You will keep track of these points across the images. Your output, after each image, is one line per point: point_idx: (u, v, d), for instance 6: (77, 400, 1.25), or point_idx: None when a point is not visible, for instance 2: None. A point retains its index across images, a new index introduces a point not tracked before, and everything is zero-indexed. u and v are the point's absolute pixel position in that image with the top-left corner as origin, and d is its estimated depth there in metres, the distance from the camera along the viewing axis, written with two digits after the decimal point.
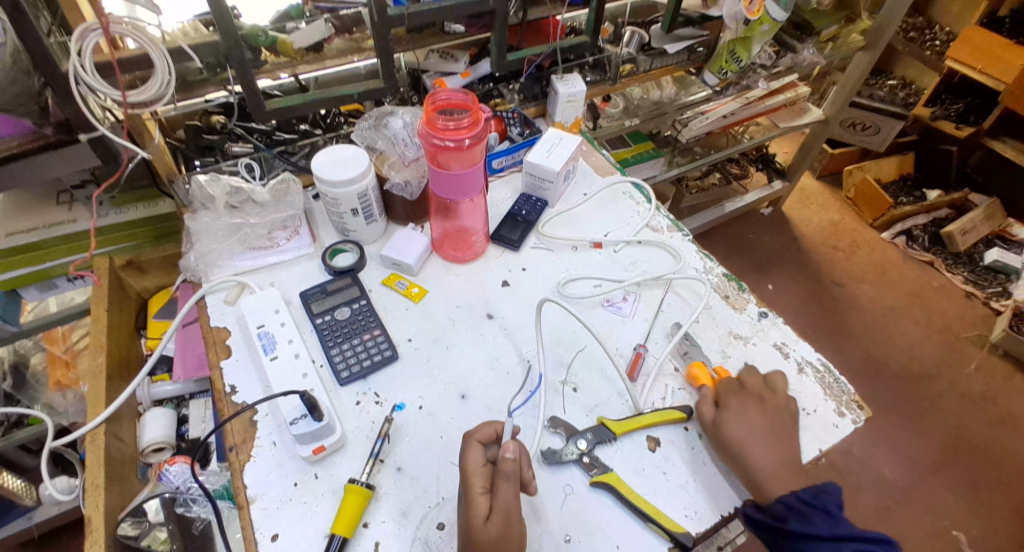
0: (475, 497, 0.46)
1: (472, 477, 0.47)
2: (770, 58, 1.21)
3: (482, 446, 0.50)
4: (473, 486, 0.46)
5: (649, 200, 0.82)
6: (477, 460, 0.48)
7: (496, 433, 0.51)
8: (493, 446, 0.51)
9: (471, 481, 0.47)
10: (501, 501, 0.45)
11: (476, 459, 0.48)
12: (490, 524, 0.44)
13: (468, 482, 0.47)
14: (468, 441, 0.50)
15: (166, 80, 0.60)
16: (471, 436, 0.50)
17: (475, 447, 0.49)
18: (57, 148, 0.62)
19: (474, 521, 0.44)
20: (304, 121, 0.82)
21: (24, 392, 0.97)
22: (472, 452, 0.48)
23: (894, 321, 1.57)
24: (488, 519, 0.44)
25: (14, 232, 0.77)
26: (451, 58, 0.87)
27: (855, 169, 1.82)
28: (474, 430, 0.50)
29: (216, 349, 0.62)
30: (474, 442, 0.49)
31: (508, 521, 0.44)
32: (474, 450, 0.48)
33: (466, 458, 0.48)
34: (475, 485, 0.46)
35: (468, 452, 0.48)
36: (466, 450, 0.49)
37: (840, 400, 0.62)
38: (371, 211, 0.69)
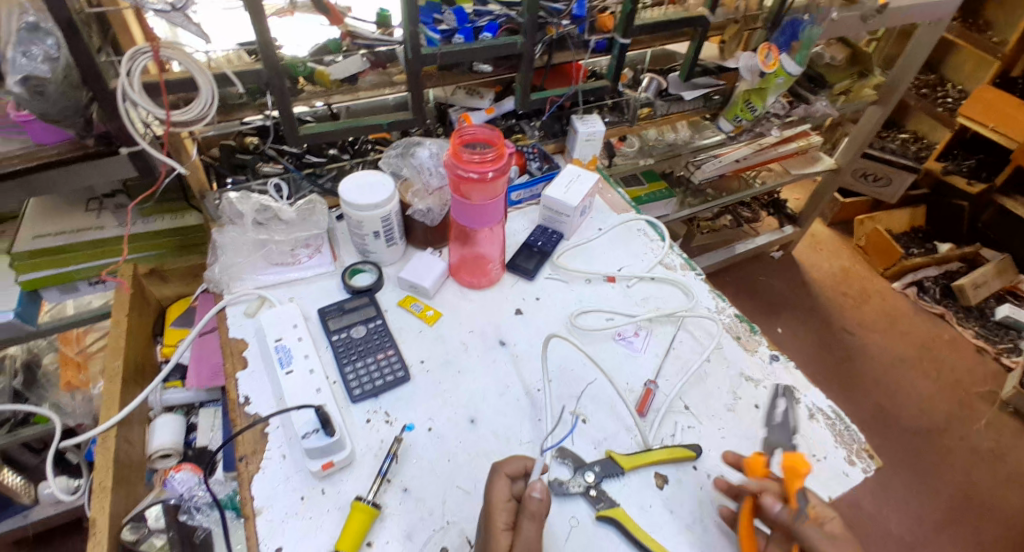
0: (498, 533, 0.45)
1: (496, 512, 0.47)
2: (783, 108, 1.25)
3: (509, 481, 0.50)
4: (497, 522, 0.46)
5: (663, 238, 0.84)
6: (503, 494, 0.48)
7: (524, 469, 0.51)
8: (520, 481, 0.50)
9: (495, 516, 0.47)
10: (523, 539, 0.44)
11: (502, 493, 0.48)
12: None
13: (491, 518, 0.46)
14: (495, 473, 0.50)
15: (210, 104, 0.64)
16: (500, 469, 0.50)
17: (502, 481, 0.49)
18: (97, 158, 0.65)
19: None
20: (333, 146, 0.85)
21: (35, 390, 0.99)
22: (499, 486, 0.48)
23: (904, 372, 1.55)
24: None
25: (41, 235, 0.81)
26: (477, 96, 0.92)
27: (866, 219, 1.83)
28: (503, 463, 0.50)
29: (233, 360, 0.63)
30: (502, 476, 0.49)
31: None
32: (501, 485, 0.48)
33: (491, 491, 0.48)
34: (498, 520, 0.46)
35: (494, 486, 0.48)
36: (493, 483, 0.49)
37: (850, 448, 0.62)
38: (391, 234, 0.71)
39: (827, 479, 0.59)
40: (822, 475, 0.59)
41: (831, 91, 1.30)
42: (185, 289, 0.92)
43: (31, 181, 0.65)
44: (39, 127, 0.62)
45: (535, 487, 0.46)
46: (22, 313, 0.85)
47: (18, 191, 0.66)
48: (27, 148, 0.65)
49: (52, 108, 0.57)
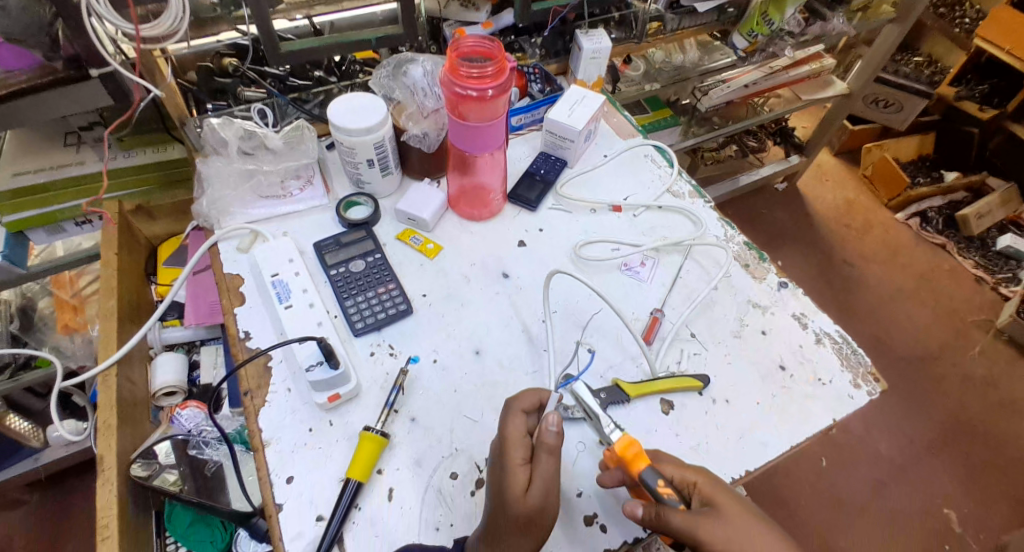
0: (515, 469, 0.45)
1: (512, 447, 0.46)
2: (798, 26, 1.16)
3: (524, 417, 0.49)
4: (513, 457, 0.46)
5: (671, 165, 0.80)
6: (519, 431, 0.47)
7: (539, 402, 0.51)
8: (534, 416, 0.50)
9: (511, 452, 0.46)
10: (541, 472, 0.44)
11: (518, 429, 0.48)
12: (530, 496, 0.43)
13: (507, 452, 0.46)
14: (510, 409, 0.50)
15: (181, 15, 0.59)
16: (515, 405, 0.49)
17: (518, 417, 0.48)
18: (69, 84, 0.61)
19: (513, 493, 0.43)
20: (318, 67, 0.79)
21: (31, 334, 0.97)
22: (515, 422, 0.48)
23: (902, 302, 1.56)
24: (527, 488, 0.44)
25: (20, 173, 0.77)
26: (472, 7, 0.83)
27: (874, 147, 1.78)
28: (517, 399, 0.50)
29: (230, 296, 0.61)
30: (518, 412, 0.49)
31: (547, 492, 0.44)
32: (516, 422, 0.48)
33: (507, 426, 0.48)
34: (515, 455, 0.46)
35: (510, 423, 0.48)
36: (508, 420, 0.48)
37: (857, 372, 0.62)
38: (386, 163, 0.67)
39: (831, 402, 0.59)
40: (827, 399, 0.60)
41: (848, 9, 1.21)
42: (174, 227, 0.88)
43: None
44: (4, 49, 0.56)
45: (550, 421, 0.45)
46: (11, 255, 0.83)
47: None
48: None
49: (10, 24, 0.52)
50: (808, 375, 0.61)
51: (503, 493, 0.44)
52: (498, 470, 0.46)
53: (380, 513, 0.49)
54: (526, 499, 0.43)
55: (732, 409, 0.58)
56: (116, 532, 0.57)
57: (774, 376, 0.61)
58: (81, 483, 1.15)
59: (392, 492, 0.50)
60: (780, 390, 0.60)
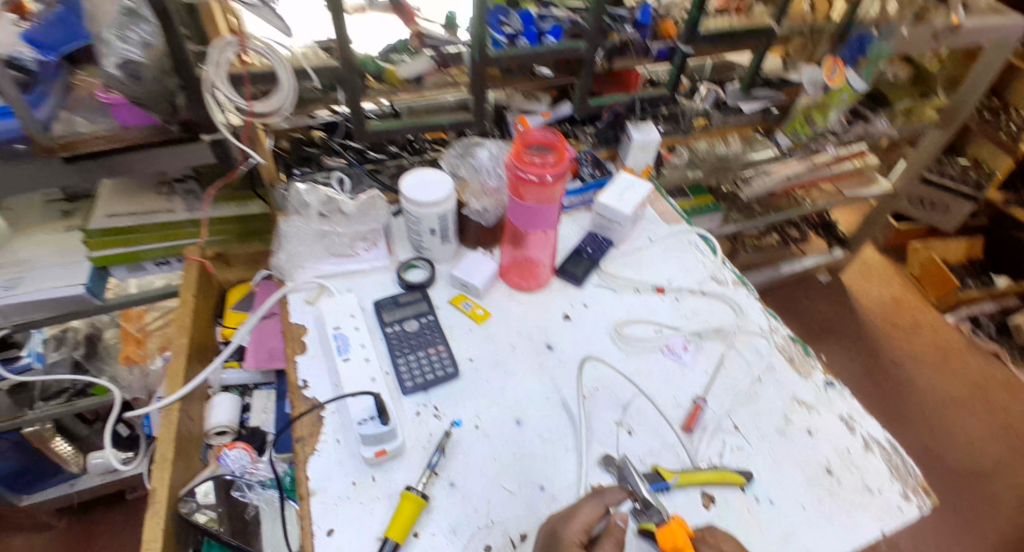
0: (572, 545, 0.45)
1: (574, 527, 0.47)
2: (841, 127, 1.20)
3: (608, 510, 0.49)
4: (572, 536, 0.46)
5: (715, 253, 0.83)
6: (590, 517, 0.47)
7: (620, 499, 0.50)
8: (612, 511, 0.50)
9: (571, 528, 0.47)
10: None
11: (591, 514, 0.48)
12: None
13: (565, 533, 0.47)
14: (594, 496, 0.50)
15: (290, 95, 0.69)
16: (602, 496, 0.49)
17: (596, 505, 0.48)
18: (177, 144, 0.70)
19: None
20: (394, 142, 0.88)
21: (93, 362, 1.06)
22: (589, 506, 0.48)
23: (954, 409, 1.48)
24: None
25: (114, 215, 0.86)
26: (534, 99, 0.94)
27: (920, 246, 1.75)
28: (605, 491, 0.50)
29: (293, 344, 0.66)
30: (598, 501, 0.49)
31: None
32: (593, 507, 0.48)
33: (581, 507, 0.48)
34: (574, 534, 0.46)
35: (585, 506, 0.48)
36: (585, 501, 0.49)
37: (906, 483, 0.60)
38: (447, 233, 0.73)
39: (879, 512, 0.57)
40: (875, 508, 0.58)
41: (890, 111, 1.26)
42: (246, 273, 0.98)
43: (110, 162, 0.70)
44: (127, 109, 0.66)
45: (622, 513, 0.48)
46: (92, 288, 0.90)
47: (98, 171, 0.71)
48: (112, 130, 0.67)
49: (144, 92, 0.61)
50: (855, 482, 0.59)
51: None
52: (552, 544, 0.47)
53: None
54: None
55: (775, 512, 0.56)
56: None
57: (819, 479, 0.59)
58: (108, 515, 1.17)
59: None
60: (824, 495, 0.58)
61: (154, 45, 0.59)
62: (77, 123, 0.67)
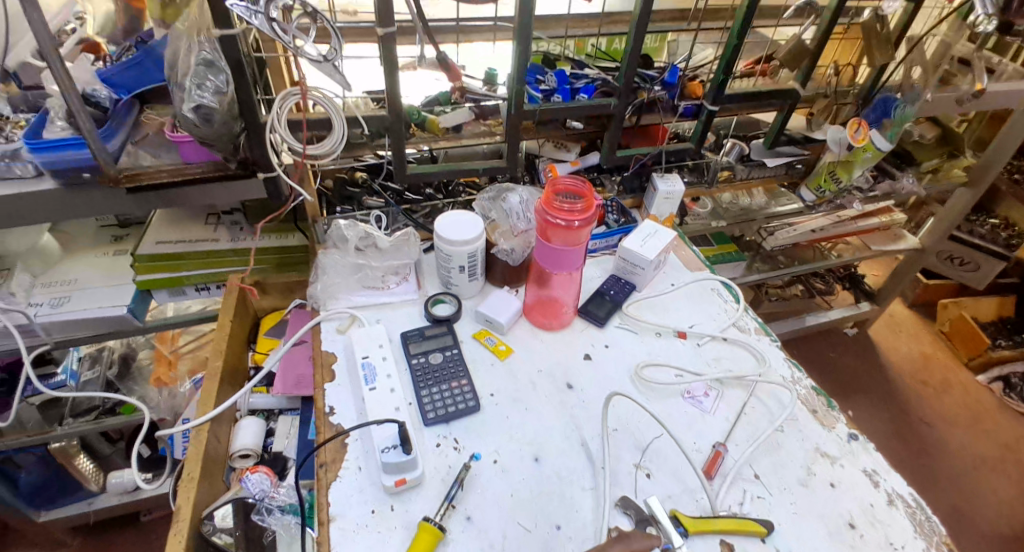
0: None
1: None
2: (867, 183, 1.23)
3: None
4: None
5: (738, 300, 0.83)
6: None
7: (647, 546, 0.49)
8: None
9: None
10: None
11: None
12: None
13: None
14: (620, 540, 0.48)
15: (340, 139, 0.73)
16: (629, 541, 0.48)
17: (621, 550, 0.47)
18: (233, 179, 0.76)
19: None
20: (430, 185, 0.93)
21: (125, 382, 1.09)
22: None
23: (986, 472, 1.41)
24: None
25: (162, 241, 0.93)
26: (563, 148, 0.99)
27: (950, 303, 1.72)
28: (632, 536, 0.49)
29: (323, 371, 0.69)
30: (624, 546, 0.48)
31: None
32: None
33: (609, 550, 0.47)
34: None
35: (610, 551, 0.47)
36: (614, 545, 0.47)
37: (931, 540, 0.58)
38: (475, 271, 0.76)
39: None
40: None
41: (917, 170, 1.27)
42: (279, 302, 0.98)
43: (170, 195, 0.76)
44: (189, 145, 0.73)
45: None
46: (134, 309, 0.94)
47: (155, 201, 0.76)
48: (174, 165, 0.74)
49: (212, 133, 0.67)
50: (879, 538, 0.57)
51: None
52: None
53: None
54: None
55: None
56: None
57: (842, 534, 0.57)
58: (122, 533, 1.18)
59: None
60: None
61: (226, 93, 0.65)
62: (143, 158, 0.74)
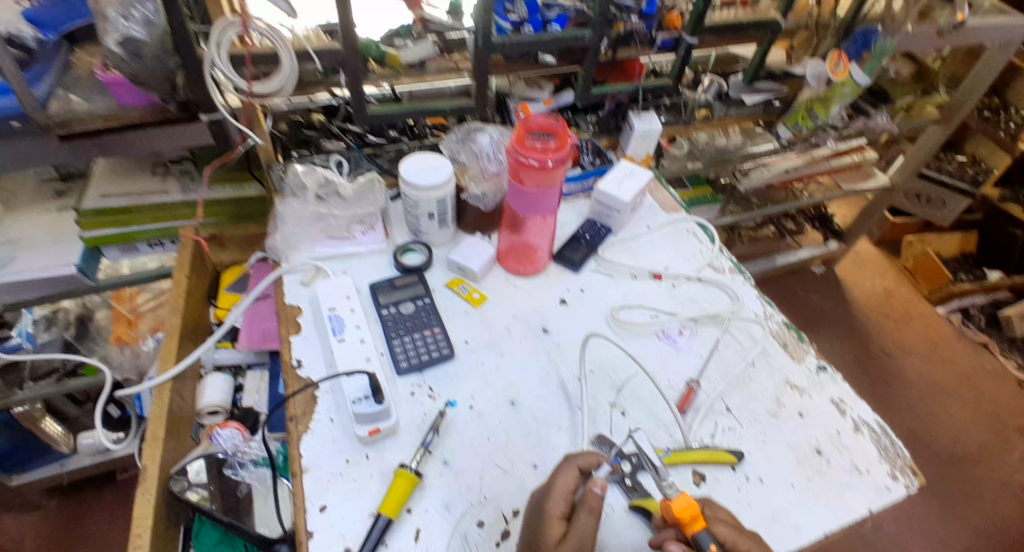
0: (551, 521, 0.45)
1: (553, 500, 0.47)
2: (842, 120, 1.21)
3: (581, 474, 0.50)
4: (553, 510, 0.46)
5: (713, 241, 0.83)
6: (567, 487, 0.48)
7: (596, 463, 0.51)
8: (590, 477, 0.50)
9: (552, 503, 0.47)
10: (578, 529, 0.44)
11: (569, 482, 0.48)
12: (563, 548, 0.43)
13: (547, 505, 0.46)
14: (568, 463, 0.50)
15: (289, 77, 0.66)
16: (573, 460, 0.50)
17: (570, 472, 0.49)
18: (176, 124, 0.69)
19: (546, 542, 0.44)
20: (394, 127, 0.88)
21: (84, 342, 1.04)
22: (565, 475, 0.48)
23: (942, 398, 1.49)
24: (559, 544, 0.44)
25: (107, 195, 0.85)
26: (536, 87, 0.93)
27: (916, 240, 1.77)
28: (577, 456, 0.51)
29: (288, 325, 0.66)
30: (573, 467, 0.49)
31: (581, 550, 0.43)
32: (568, 475, 0.48)
33: (559, 476, 0.49)
34: (553, 507, 0.46)
35: (562, 475, 0.48)
36: (563, 469, 0.49)
37: (894, 464, 0.60)
38: (445, 217, 0.73)
39: (867, 492, 0.58)
40: (863, 489, 0.58)
41: (892, 106, 1.25)
42: (239, 256, 0.94)
43: (108, 141, 0.68)
44: (122, 87, 0.65)
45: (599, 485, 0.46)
46: (84, 268, 0.88)
47: (91, 150, 0.68)
48: (109, 109, 0.67)
49: (143, 70, 0.60)
50: (844, 462, 0.60)
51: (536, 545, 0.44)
52: (537, 519, 0.47)
53: None
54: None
55: (766, 491, 0.57)
56: (147, 543, 0.58)
57: (809, 460, 0.59)
58: (97, 492, 1.17)
59: (419, 532, 0.51)
60: (814, 475, 0.58)
61: None
62: (71, 102, 0.66)
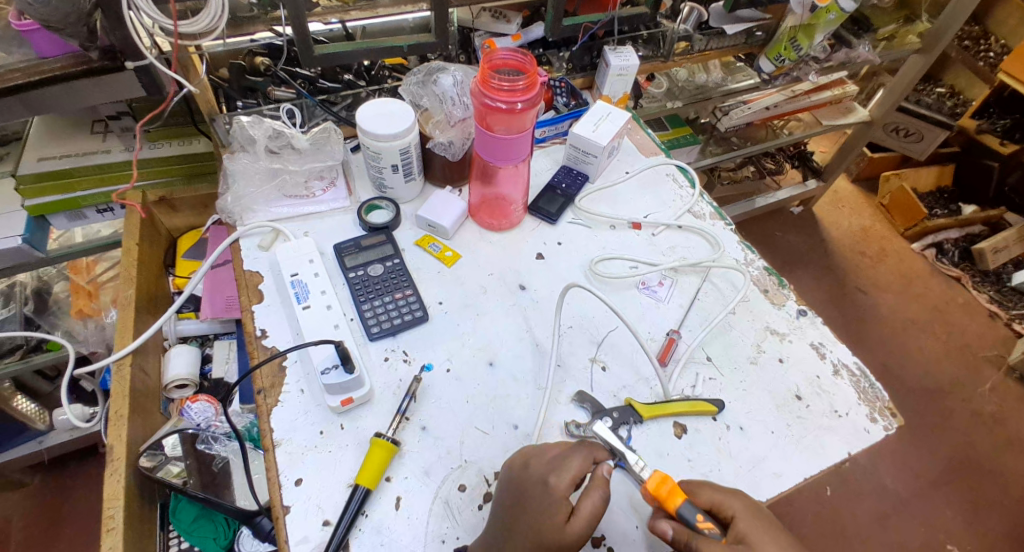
0: (558, 500, 0.44)
1: (561, 478, 0.45)
2: (824, 51, 1.13)
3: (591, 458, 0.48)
4: (559, 488, 0.45)
5: (693, 185, 0.79)
6: (580, 469, 0.46)
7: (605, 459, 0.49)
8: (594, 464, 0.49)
9: (559, 479, 0.45)
10: (587, 506, 0.44)
11: (580, 466, 0.46)
12: (571, 526, 0.43)
13: (555, 480, 0.45)
14: (581, 447, 0.48)
15: (219, 14, 0.59)
16: (585, 446, 0.48)
17: (585, 457, 0.47)
18: (101, 74, 0.61)
19: (556, 522, 0.43)
20: (348, 70, 0.81)
21: (45, 317, 0.97)
22: (578, 458, 0.46)
23: (914, 333, 1.54)
24: (564, 525, 0.43)
25: (45, 158, 0.78)
26: (503, 19, 0.87)
27: (892, 175, 1.76)
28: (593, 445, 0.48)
29: (249, 293, 0.62)
30: (586, 453, 0.47)
31: (590, 525, 0.44)
32: (583, 460, 0.46)
33: (572, 460, 0.46)
34: (561, 485, 0.45)
35: (575, 458, 0.46)
36: (575, 454, 0.47)
37: (873, 406, 0.61)
38: (410, 169, 0.68)
39: (846, 435, 0.58)
40: (843, 431, 0.59)
41: (874, 35, 1.20)
42: (195, 219, 0.89)
43: (32, 99, 0.61)
44: (39, 36, 0.58)
45: (606, 468, 0.46)
46: (31, 239, 0.81)
47: (18, 110, 0.61)
48: (29, 61, 0.60)
49: (51, 13, 0.52)
50: (823, 407, 0.60)
51: (539, 519, 0.44)
52: (539, 489, 0.45)
53: (386, 521, 0.49)
54: (570, 528, 0.43)
55: (746, 438, 0.57)
56: (121, 524, 0.56)
57: (789, 406, 0.60)
58: (81, 468, 1.15)
59: (400, 500, 0.50)
60: (794, 420, 0.59)
61: None
62: None
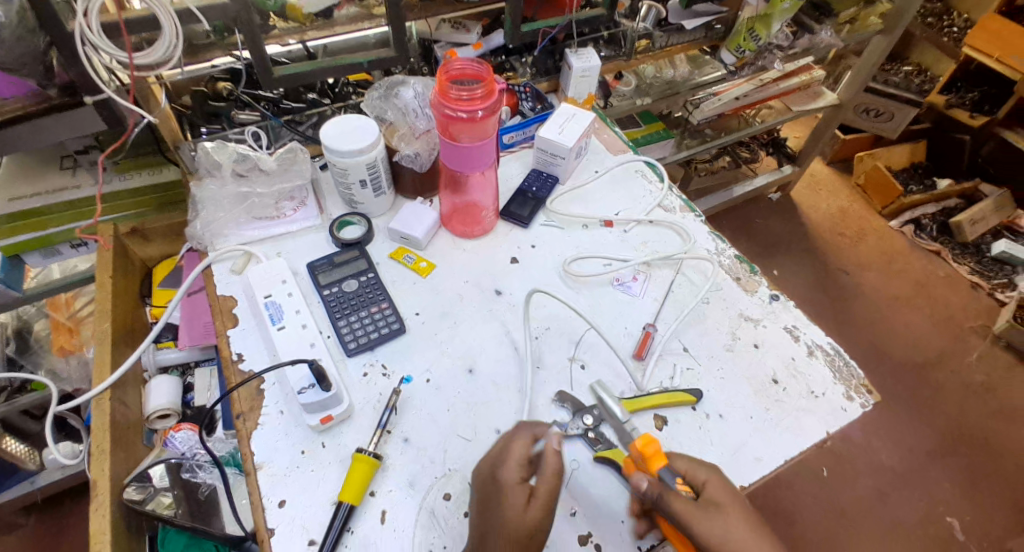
0: (511, 488, 0.45)
1: (509, 468, 0.47)
2: (786, 39, 1.16)
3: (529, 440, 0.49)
4: (511, 477, 0.46)
5: (663, 180, 0.80)
6: (523, 450, 0.48)
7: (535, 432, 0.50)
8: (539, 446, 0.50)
9: (507, 470, 0.46)
10: (543, 485, 0.46)
11: (523, 449, 0.48)
12: (531, 509, 0.45)
13: (505, 473, 0.46)
14: (519, 431, 0.50)
15: (174, 45, 0.59)
16: (513, 433, 0.49)
17: (526, 436, 0.49)
18: (63, 110, 0.61)
19: (513, 510, 0.44)
20: (312, 90, 0.81)
21: (27, 357, 0.96)
22: (519, 441, 0.48)
23: (897, 309, 1.56)
24: (525, 509, 0.44)
25: (17, 198, 0.77)
26: (462, 29, 0.88)
27: (866, 155, 1.79)
28: (520, 426, 0.50)
29: (223, 318, 0.62)
30: (526, 432, 0.49)
31: (549, 504, 0.45)
32: (522, 441, 0.48)
33: (512, 446, 0.48)
34: (510, 475, 0.46)
35: (515, 442, 0.48)
36: (512, 442, 0.48)
37: (850, 384, 0.62)
38: (379, 184, 0.68)
39: (825, 415, 0.59)
40: (821, 412, 0.60)
41: (836, 20, 1.21)
42: (169, 248, 0.88)
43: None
44: None
45: (555, 439, 0.48)
46: (7, 279, 0.81)
47: None
48: None
49: (5, 54, 0.53)
50: (800, 388, 0.61)
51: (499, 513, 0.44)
52: (493, 485, 0.46)
53: (372, 536, 0.49)
54: (530, 512, 0.44)
55: (725, 425, 0.58)
56: None
57: (766, 390, 0.60)
58: (77, 506, 1.13)
59: (385, 514, 0.50)
60: (772, 404, 0.59)
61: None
62: None
